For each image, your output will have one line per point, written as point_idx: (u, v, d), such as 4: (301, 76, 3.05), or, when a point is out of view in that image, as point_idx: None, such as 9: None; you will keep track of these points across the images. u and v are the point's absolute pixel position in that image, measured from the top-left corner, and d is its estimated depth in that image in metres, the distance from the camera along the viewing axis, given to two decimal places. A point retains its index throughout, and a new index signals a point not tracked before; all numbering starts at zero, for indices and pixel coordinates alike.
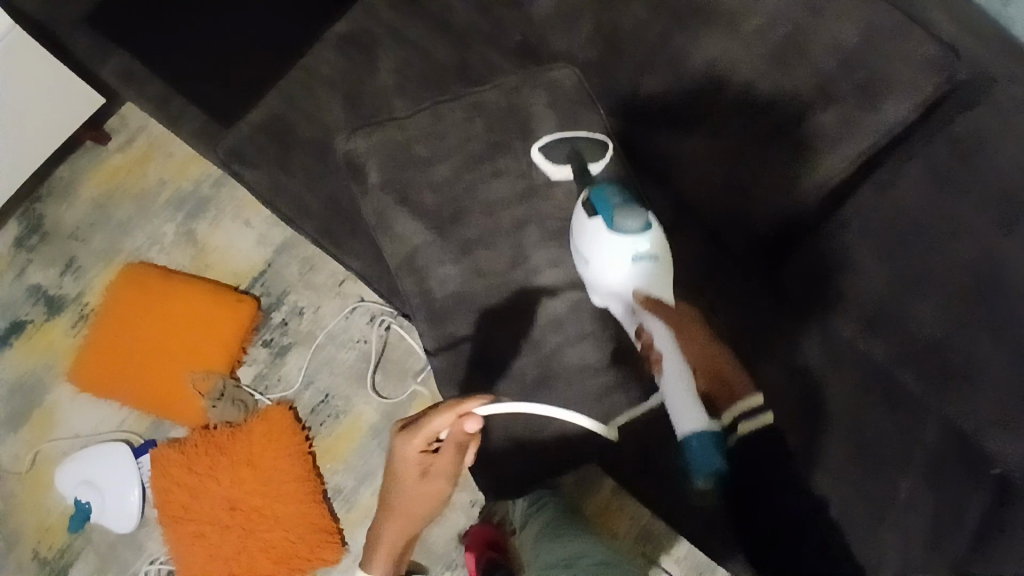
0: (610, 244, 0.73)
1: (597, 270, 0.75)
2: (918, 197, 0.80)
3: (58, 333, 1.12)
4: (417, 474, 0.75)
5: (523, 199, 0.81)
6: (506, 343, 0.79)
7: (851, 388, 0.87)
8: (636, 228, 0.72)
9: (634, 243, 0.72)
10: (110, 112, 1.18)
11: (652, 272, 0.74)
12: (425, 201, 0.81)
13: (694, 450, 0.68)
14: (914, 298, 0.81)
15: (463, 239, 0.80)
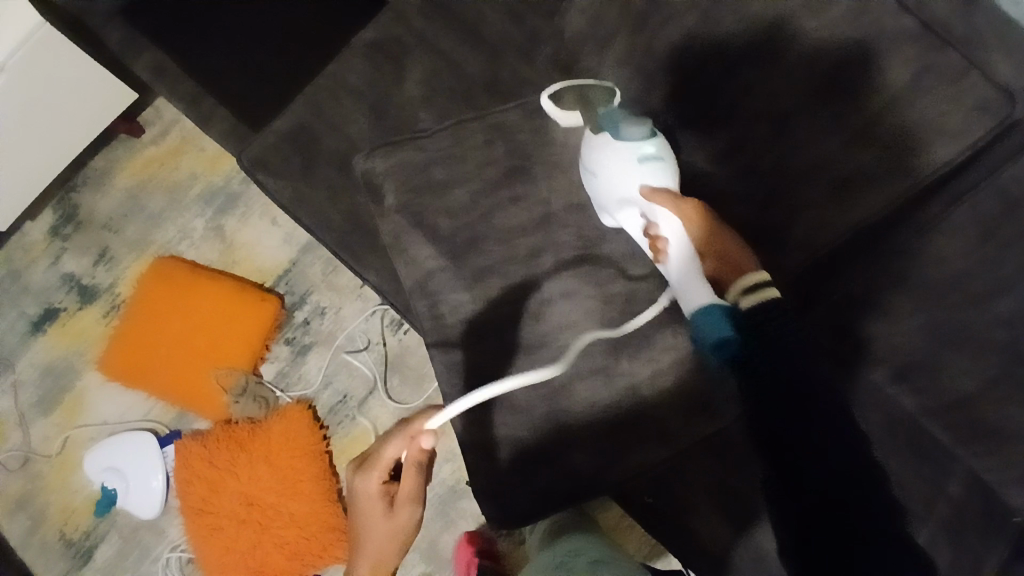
0: (618, 151, 0.75)
1: (606, 181, 0.76)
2: (960, 250, 0.74)
3: (89, 321, 1.15)
4: (385, 510, 0.79)
5: (539, 227, 0.81)
6: (517, 375, 0.79)
7: (881, 435, 0.86)
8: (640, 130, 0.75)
9: (639, 145, 0.75)
10: (145, 104, 1.19)
11: (661, 171, 0.75)
12: (441, 226, 0.81)
13: (701, 321, 0.68)
14: (951, 354, 0.78)
15: (476, 268, 0.80)
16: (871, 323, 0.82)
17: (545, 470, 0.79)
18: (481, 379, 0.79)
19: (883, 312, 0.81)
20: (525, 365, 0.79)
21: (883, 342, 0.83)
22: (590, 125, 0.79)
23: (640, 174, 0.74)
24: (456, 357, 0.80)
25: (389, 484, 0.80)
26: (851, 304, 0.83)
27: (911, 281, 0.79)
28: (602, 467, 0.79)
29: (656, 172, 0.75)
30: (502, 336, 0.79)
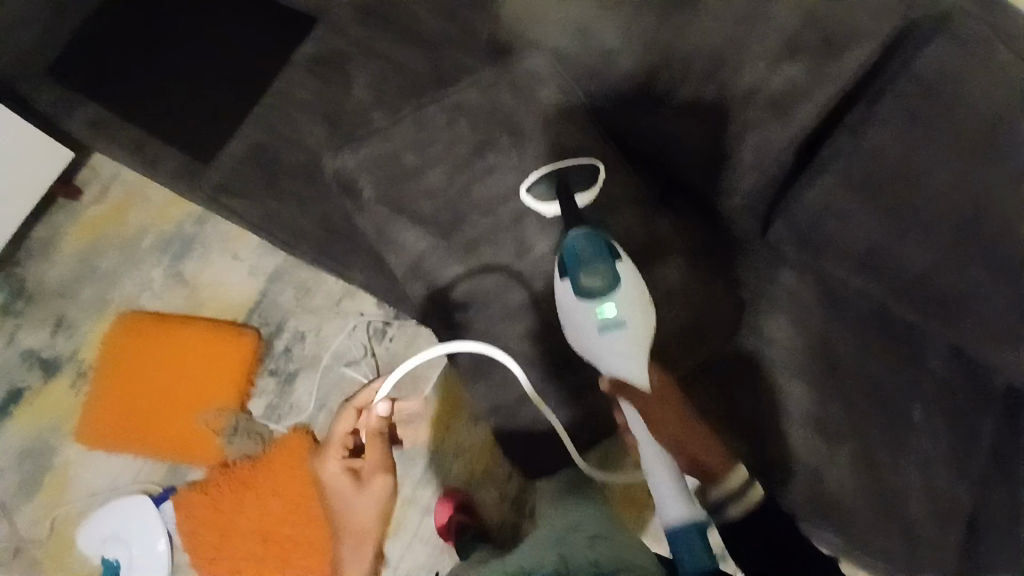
0: (578, 312, 0.74)
1: (571, 333, 0.77)
2: (890, 138, 0.82)
3: (59, 393, 1.11)
4: (353, 484, 0.97)
5: (519, 192, 0.84)
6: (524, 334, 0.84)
7: (855, 330, 0.94)
8: (598, 291, 0.73)
9: (598, 312, 0.73)
10: (81, 165, 1.16)
11: (622, 342, 0.73)
12: (423, 209, 0.84)
13: (675, 544, 0.69)
14: (906, 235, 0.85)
15: (467, 240, 0.84)
16: (832, 225, 0.88)
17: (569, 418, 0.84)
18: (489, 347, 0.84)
19: (841, 212, 0.87)
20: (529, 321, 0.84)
21: (845, 238, 0.88)
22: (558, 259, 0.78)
23: (600, 344, 0.73)
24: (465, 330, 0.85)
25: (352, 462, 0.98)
26: (815, 211, 0.88)
27: (856, 175, 0.84)
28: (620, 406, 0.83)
29: (618, 339, 0.73)
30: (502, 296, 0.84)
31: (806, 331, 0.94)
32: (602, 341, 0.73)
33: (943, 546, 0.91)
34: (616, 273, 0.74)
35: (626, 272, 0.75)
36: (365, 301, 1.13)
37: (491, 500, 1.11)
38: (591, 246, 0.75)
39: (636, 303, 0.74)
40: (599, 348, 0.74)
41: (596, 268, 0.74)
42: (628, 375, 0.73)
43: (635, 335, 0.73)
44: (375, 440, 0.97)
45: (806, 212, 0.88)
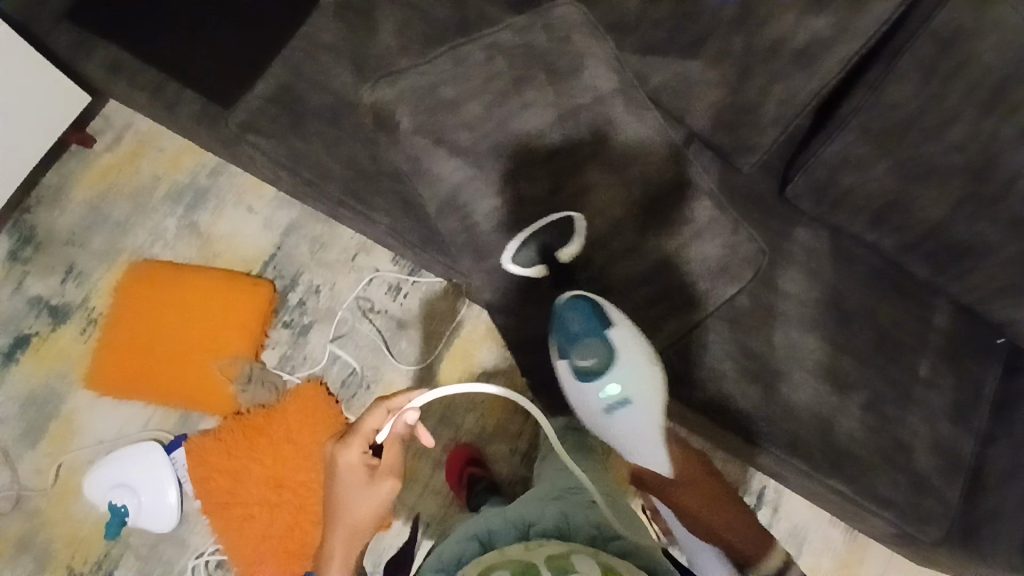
0: (582, 392, 0.76)
1: (578, 409, 0.78)
2: (907, 92, 0.84)
3: (67, 341, 1.09)
4: (365, 478, 0.81)
5: (559, 123, 0.89)
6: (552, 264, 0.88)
7: (866, 281, 0.97)
8: (599, 370, 0.74)
9: (603, 391, 0.74)
10: (93, 113, 1.15)
11: (633, 418, 0.74)
12: (461, 139, 0.86)
13: None
14: (920, 185, 0.88)
15: (503, 170, 0.88)
16: (848, 177, 0.91)
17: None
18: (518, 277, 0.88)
19: (857, 163, 0.90)
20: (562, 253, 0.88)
21: (860, 189, 0.91)
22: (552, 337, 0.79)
23: (610, 421, 0.74)
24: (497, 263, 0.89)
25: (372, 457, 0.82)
26: (833, 166, 0.91)
27: (876, 129, 0.87)
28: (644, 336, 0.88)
29: (628, 417, 0.73)
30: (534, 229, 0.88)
31: (822, 286, 0.95)
32: (612, 422, 0.74)
33: (947, 497, 0.91)
34: (612, 348, 0.74)
35: (623, 343, 0.75)
36: (380, 256, 1.13)
37: (502, 454, 1.11)
38: (582, 321, 0.75)
39: (639, 375, 0.74)
40: (614, 430, 0.75)
41: (591, 346, 0.74)
42: (644, 448, 0.75)
43: (644, 409, 0.74)
44: (397, 444, 0.82)
45: (823, 165, 0.91)
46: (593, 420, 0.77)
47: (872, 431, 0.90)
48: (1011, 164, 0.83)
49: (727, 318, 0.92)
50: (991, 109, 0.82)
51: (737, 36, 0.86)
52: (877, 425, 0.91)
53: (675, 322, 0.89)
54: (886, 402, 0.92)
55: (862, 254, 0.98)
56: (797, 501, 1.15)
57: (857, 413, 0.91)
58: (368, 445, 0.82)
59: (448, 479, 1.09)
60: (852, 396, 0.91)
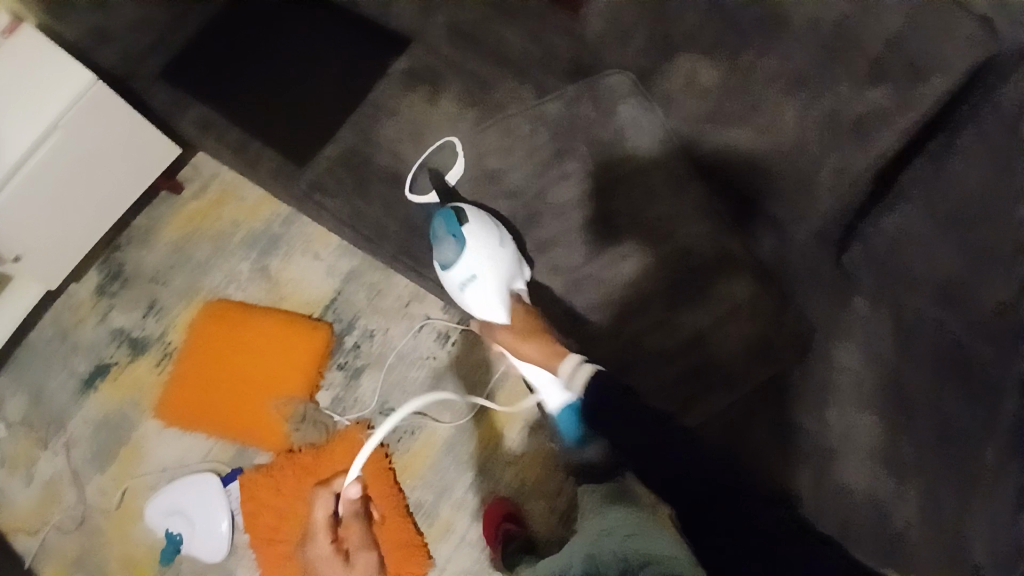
0: (446, 277, 0.91)
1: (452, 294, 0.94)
2: (972, 173, 0.79)
3: (141, 372, 1.18)
4: (342, 564, 1.05)
5: (592, 194, 0.96)
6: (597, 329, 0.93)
7: (931, 374, 0.87)
8: (456, 258, 0.89)
9: (457, 274, 0.90)
10: (184, 163, 1.25)
11: (479, 291, 0.89)
12: (500, 206, 0.97)
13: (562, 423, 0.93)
14: (988, 277, 0.79)
15: (538, 238, 0.97)
16: (907, 253, 0.88)
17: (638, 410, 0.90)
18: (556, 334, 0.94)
19: (917, 242, 0.87)
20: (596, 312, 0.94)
21: (922, 270, 0.87)
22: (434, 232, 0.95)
23: (468, 298, 0.90)
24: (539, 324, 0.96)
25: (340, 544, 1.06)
26: (889, 248, 0.90)
27: (937, 203, 0.83)
28: (680, 407, 0.88)
29: (476, 291, 0.89)
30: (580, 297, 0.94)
31: (882, 366, 0.91)
32: (464, 295, 0.90)
33: None
34: (462, 241, 0.89)
35: (473, 236, 0.89)
36: (432, 305, 1.17)
37: (539, 511, 1.09)
38: (445, 222, 0.90)
39: (482, 260, 0.89)
40: (468, 302, 0.91)
41: (447, 242, 0.90)
42: (495, 314, 0.91)
43: (489, 284, 0.89)
44: (355, 520, 1.06)
45: (880, 236, 0.90)
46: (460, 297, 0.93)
47: (937, 527, 0.83)
48: None
49: (767, 397, 0.90)
50: None
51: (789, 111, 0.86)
52: None
53: (717, 394, 0.89)
54: None
55: (925, 330, 0.89)
56: None
57: (913, 503, 0.85)
58: (330, 534, 1.06)
59: (483, 533, 1.08)
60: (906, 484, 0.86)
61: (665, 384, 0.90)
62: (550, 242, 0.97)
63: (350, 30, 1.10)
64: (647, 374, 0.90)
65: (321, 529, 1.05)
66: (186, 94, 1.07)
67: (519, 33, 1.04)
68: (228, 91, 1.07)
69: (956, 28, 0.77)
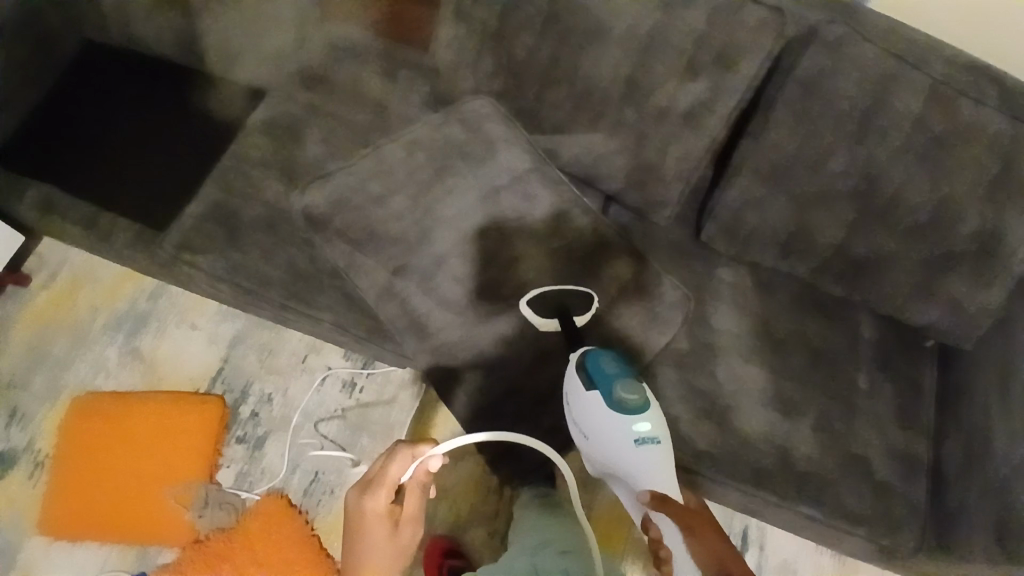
0: (612, 424, 0.81)
1: (599, 444, 0.83)
2: (785, 135, 0.94)
3: (12, 489, 1.04)
4: (390, 525, 0.93)
5: (483, 205, 0.90)
6: (504, 336, 0.90)
7: (789, 307, 1.03)
8: (636, 407, 0.81)
9: (634, 426, 0.81)
10: (28, 253, 1.15)
11: (656, 456, 0.82)
12: None
13: None
14: (822, 214, 0.96)
15: (433, 256, 0.88)
16: (751, 215, 0.99)
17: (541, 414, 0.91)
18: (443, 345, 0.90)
19: (756, 204, 0.98)
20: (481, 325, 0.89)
21: (763, 224, 0.99)
22: (578, 373, 0.84)
23: (636, 456, 0.81)
24: (436, 346, 0.90)
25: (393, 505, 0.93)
26: (738, 223, 1.00)
27: (766, 171, 0.96)
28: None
29: (650, 455, 0.81)
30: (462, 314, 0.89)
31: (754, 317, 1.01)
32: (637, 454, 0.81)
33: (913, 498, 0.95)
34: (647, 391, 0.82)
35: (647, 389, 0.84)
36: (331, 354, 1.15)
37: (480, 538, 1.09)
38: (616, 365, 0.83)
39: (660, 418, 0.83)
40: (635, 462, 0.81)
41: (630, 384, 0.81)
42: (666, 481, 0.82)
43: (664, 452, 0.82)
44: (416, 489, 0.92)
45: (727, 209, 1.00)
46: (611, 452, 0.83)
47: (826, 448, 0.95)
48: (892, 184, 0.92)
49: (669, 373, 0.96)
50: (859, 138, 0.91)
51: (627, 109, 0.96)
52: (831, 443, 0.95)
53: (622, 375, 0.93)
54: (833, 413, 0.97)
55: (780, 283, 1.04)
56: (782, 534, 1.13)
57: (807, 434, 0.95)
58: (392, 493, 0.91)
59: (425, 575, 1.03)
60: (795, 413, 0.96)
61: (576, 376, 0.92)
62: None
63: (203, 93, 1.10)
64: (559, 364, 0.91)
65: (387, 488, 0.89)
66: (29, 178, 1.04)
67: (370, 69, 1.06)
68: (88, 170, 1.06)
69: (750, 19, 0.91)
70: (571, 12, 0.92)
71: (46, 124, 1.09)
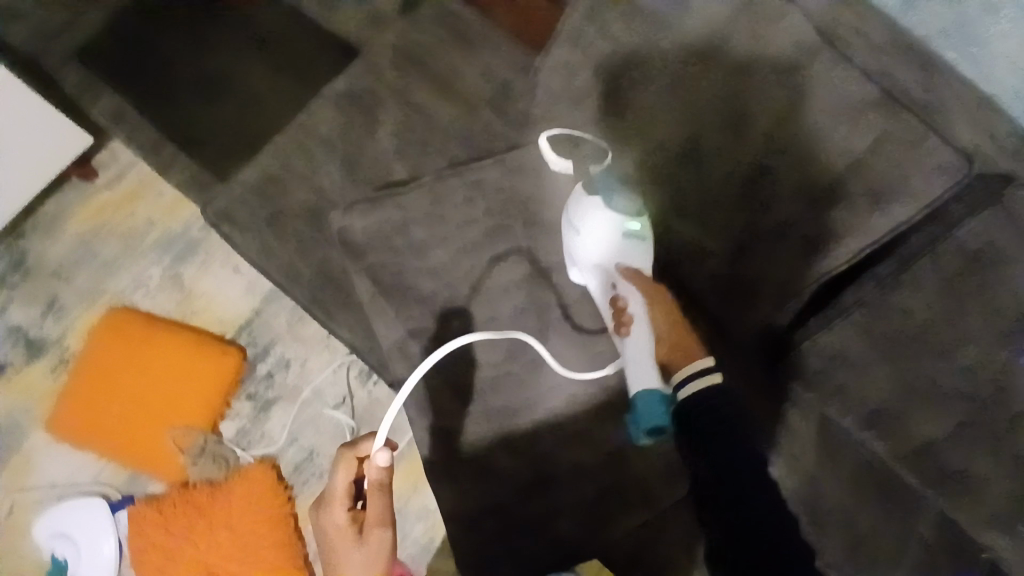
0: (603, 218, 0.77)
1: (585, 240, 0.79)
2: (926, 304, 0.75)
3: (37, 376, 1.09)
4: (356, 537, 0.75)
5: (530, 282, 0.85)
6: (512, 433, 0.82)
7: (844, 486, 0.81)
8: (629, 208, 0.77)
9: (623, 221, 0.77)
10: (99, 147, 1.13)
11: (638, 254, 0.78)
12: (423, 286, 0.85)
13: (644, 407, 0.69)
14: (920, 406, 0.76)
15: (463, 327, 0.84)
16: (846, 373, 0.79)
17: (516, 541, 0.80)
18: (446, 425, 0.84)
19: (858, 365, 0.78)
20: (489, 419, 0.83)
21: (859, 389, 0.79)
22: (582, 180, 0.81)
23: (618, 247, 0.78)
24: (439, 423, 0.84)
25: (358, 513, 0.77)
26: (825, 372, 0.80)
27: (878, 334, 0.77)
28: (589, 534, 0.81)
29: (632, 250, 0.78)
30: (473, 398, 0.84)
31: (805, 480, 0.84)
32: (619, 248, 0.78)
33: None
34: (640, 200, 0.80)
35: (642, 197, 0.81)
36: None
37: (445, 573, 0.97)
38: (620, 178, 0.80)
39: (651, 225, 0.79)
40: (615, 254, 0.78)
41: (624, 190, 0.79)
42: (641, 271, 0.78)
43: (647, 254, 0.79)
44: (377, 493, 0.74)
45: (821, 355, 0.80)
46: (595, 247, 0.79)
47: None
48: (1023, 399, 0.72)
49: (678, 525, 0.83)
50: (1007, 340, 0.73)
51: (739, 213, 0.81)
52: None
53: (627, 516, 0.81)
54: None
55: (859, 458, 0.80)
56: None
57: None
58: (350, 502, 0.76)
59: None
60: None
61: (585, 505, 0.81)
62: (475, 324, 0.84)
63: (297, 36, 1.01)
64: (568, 491, 0.81)
65: (336, 496, 0.76)
66: (108, 83, 1.00)
67: (473, 65, 0.96)
68: (164, 91, 1.00)
69: (927, 160, 0.73)
70: (705, 87, 0.80)
71: (138, 28, 1.03)
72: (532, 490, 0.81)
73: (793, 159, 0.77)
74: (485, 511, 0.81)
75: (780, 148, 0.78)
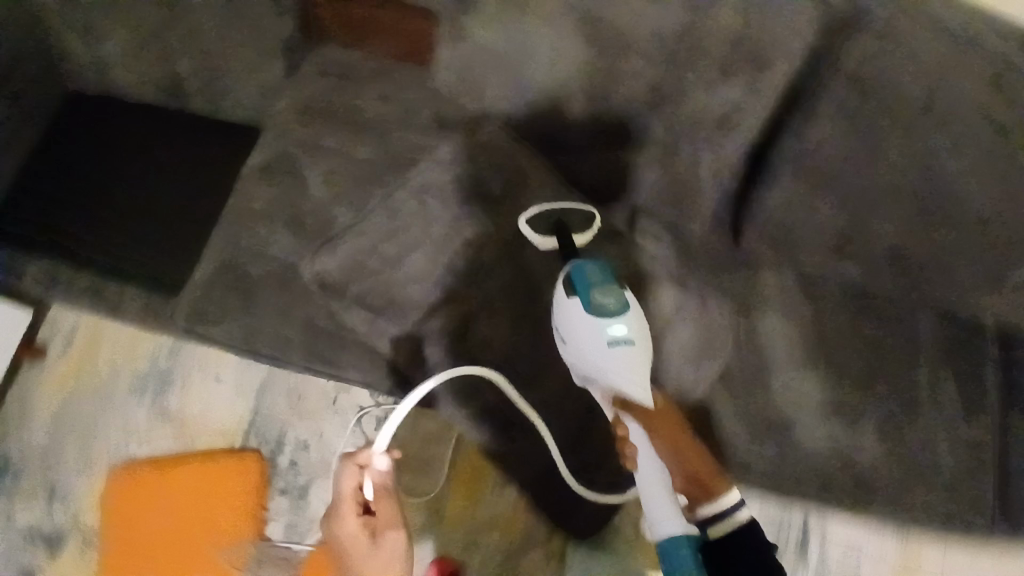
0: (589, 327, 0.75)
1: (575, 348, 0.78)
2: (835, 135, 0.84)
3: (68, 567, 1.04)
4: (371, 541, 0.78)
5: (506, 254, 0.91)
6: (544, 386, 0.89)
7: (837, 307, 0.95)
8: (611, 311, 0.75)
9: (609, 330, 0.74)
10: (37, 322, 1.11)
11: (630, 360, 0.75)
12: (412, 292, 0.91)
13: (666, 553, 0.72)
14: (871, 216, 0.88)
15: (461, 315, 0.89)
16: (795, 220, 0.91)
17: (587, 487, 0.89)
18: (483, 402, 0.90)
19: (801, 207, 0.90)
20: (519, 384, 0.89)
21: (805, 226, 0.91)
22: (564, 283, 0.79)
23: (607, 358, 0.75)
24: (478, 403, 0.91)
25: (368, 517, 0.79)
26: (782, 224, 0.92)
27: (809, 170, 0.87)
28: None
29: (623, 358, 0.75)
30: (497, 374, 0.89)
31: (801, 323, 0.95)
32: (608, 356, 0.75)
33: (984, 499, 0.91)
34: (627, 298, 0.76)
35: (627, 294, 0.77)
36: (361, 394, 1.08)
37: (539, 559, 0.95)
38: (599, 272, 0.77)
39: (641, 325, 0.76)
40: (605, 364, 0.75)
41: (607, 288, 0.76)
42: (637, 387, 0.76)
43: (640, 356, 0.75)
44: (386, 495, 0.79)
45: (769, 214, 0.92)
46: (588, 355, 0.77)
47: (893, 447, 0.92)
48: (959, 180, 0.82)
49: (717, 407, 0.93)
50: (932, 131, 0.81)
51: (653, 118, 0.90)
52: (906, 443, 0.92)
53: None
54: (886, 413, 0.92)
55: (831, 280, 0.96)
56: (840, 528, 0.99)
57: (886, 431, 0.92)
58: (360, 508, 0.78)
59: None
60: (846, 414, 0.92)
61: None
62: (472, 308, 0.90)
63: (197, 132, 1.04)
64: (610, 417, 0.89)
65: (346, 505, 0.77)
66: (32, 247, 1.00)
67: (369, 95, 1.00)
68: (87, 232, 1.00)
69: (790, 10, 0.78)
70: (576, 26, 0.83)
71: (29, 190, 1.02)
72: (582, 440, 0.89)
73: (683, 56, 0.83)
74: (550, 471, 0.91)
75: (665, 53, 0.84)
